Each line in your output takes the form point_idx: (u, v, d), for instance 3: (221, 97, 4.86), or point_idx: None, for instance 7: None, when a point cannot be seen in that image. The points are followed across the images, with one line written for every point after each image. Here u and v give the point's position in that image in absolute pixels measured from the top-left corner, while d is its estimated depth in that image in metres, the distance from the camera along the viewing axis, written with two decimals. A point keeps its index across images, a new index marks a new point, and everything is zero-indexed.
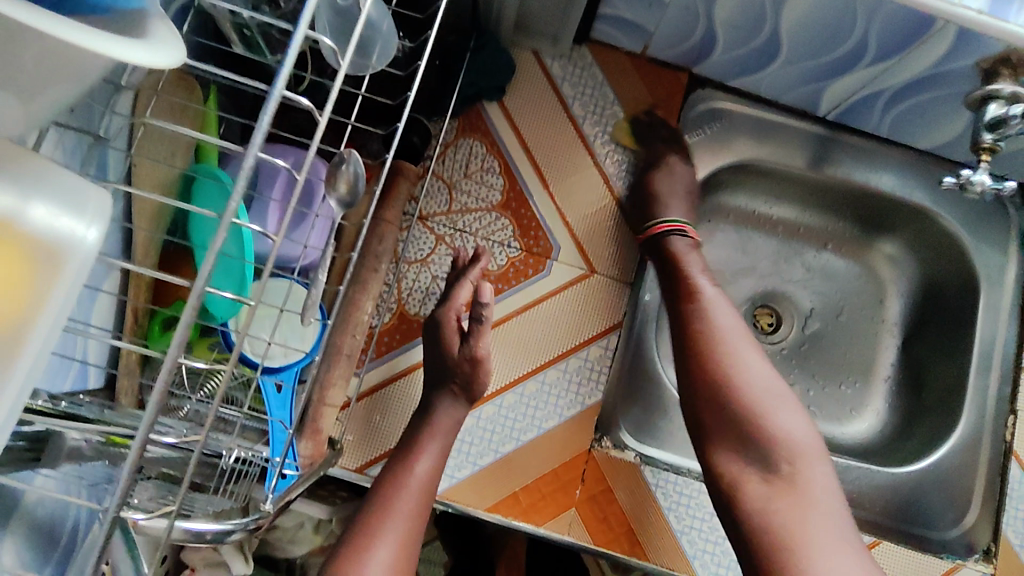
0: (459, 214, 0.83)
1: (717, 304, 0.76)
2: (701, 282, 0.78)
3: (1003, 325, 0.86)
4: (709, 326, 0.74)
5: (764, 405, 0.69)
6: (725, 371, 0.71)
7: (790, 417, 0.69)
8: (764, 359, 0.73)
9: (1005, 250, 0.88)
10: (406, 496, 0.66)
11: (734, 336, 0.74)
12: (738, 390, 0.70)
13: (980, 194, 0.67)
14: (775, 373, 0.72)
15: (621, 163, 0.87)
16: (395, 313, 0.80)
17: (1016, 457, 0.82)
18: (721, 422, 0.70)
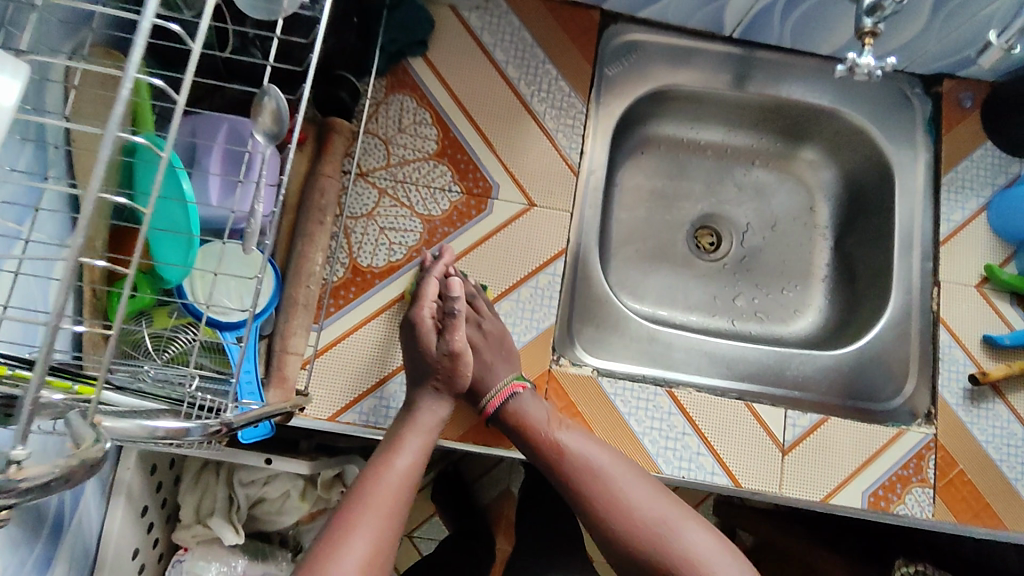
0: (398, 167, 0.86)
1: (585, 458, 0.73)
2: (553, 431, 0.74)
3: (919, 205, 0.92)
4: (574, 473, 0.72)
5: (672, 531, 0.68)
6: (621, 525, 0.70)
7: (637, 492, 0.71)
8: (642, 479, 0.73)
9: (913, 136, 0.94)
10: (386, 486, 0.67)
11: (607, 474, 0.72)
12: (636, 521, 0.69)
13: (869, 74, 0.73)
14: (676, 514, 0.70)
15: (547, 100, 0.91)
16: (348, 268, 0.83)
17: (943, 324, 0.87)
18: (624, 556, 0.70)
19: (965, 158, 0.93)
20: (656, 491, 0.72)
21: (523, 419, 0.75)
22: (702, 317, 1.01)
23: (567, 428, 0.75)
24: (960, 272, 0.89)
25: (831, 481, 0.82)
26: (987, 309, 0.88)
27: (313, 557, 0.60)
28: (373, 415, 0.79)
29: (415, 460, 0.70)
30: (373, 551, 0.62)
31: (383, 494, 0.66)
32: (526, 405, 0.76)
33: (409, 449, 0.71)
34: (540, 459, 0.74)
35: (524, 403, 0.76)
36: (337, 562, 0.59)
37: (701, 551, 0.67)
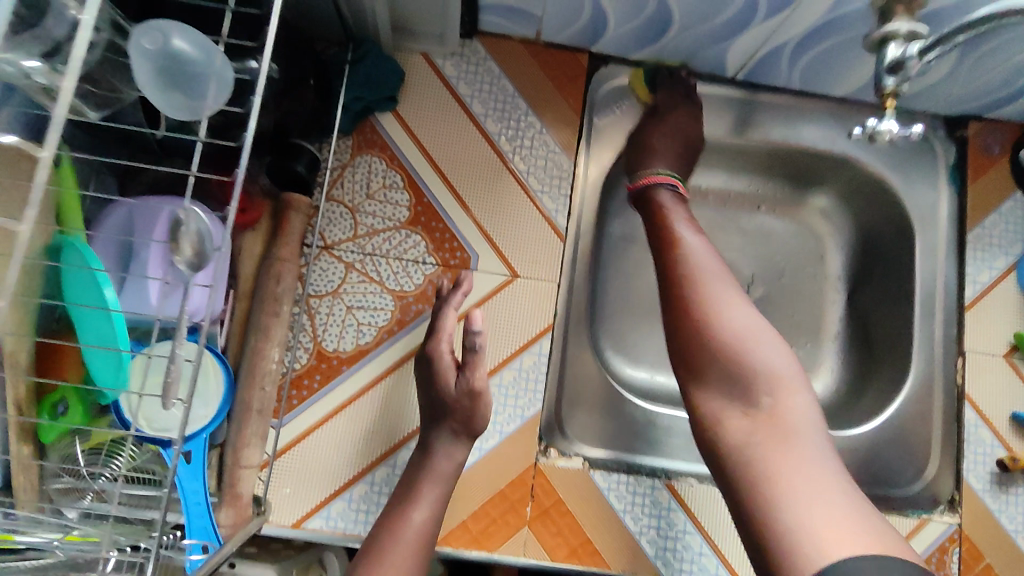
0: (366, 239, 0.78)
1: (699, 257, 0.69)
2: (683, 232, 0.71)
3: (941, 265, 0.84)
4: (688, 255, 0.69)
5: (751, 349, 0.61)
6: (707, 312, 0.64)
7: (733, 304, 0.64)
8: (744, 299, 0.66)
9: (935, 186, 0.85)
10: (402, 543, 0.63)
11: (714, 275, 0.67)
12: (721, 320, 0.63)
13: (891, 141, 0.64)
14: (766, 334, 0.62)
15: (529, 158, 0.81)
16: (312, 353, 0.75)
17: (968, 401, 0.79)
18: (693, 344, 0.63)
19: (993, 211, 0.84)
20: (755, 312, 0.65)
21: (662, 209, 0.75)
22: None
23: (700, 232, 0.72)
24: (987, 340, 0.81)
25: None
26: (1017, 383, 0.80)
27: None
28: (342, 521, 0.72)
29: (431, 513, 0.66)
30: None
31: (394, 554, 0.62)
32: (664, 201, 0.75)
33: (422, 503, 0.67)
34: (658, 244, 0.73)
35: (665, 193, 0.76)
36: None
37: (778, 370, 0.60)
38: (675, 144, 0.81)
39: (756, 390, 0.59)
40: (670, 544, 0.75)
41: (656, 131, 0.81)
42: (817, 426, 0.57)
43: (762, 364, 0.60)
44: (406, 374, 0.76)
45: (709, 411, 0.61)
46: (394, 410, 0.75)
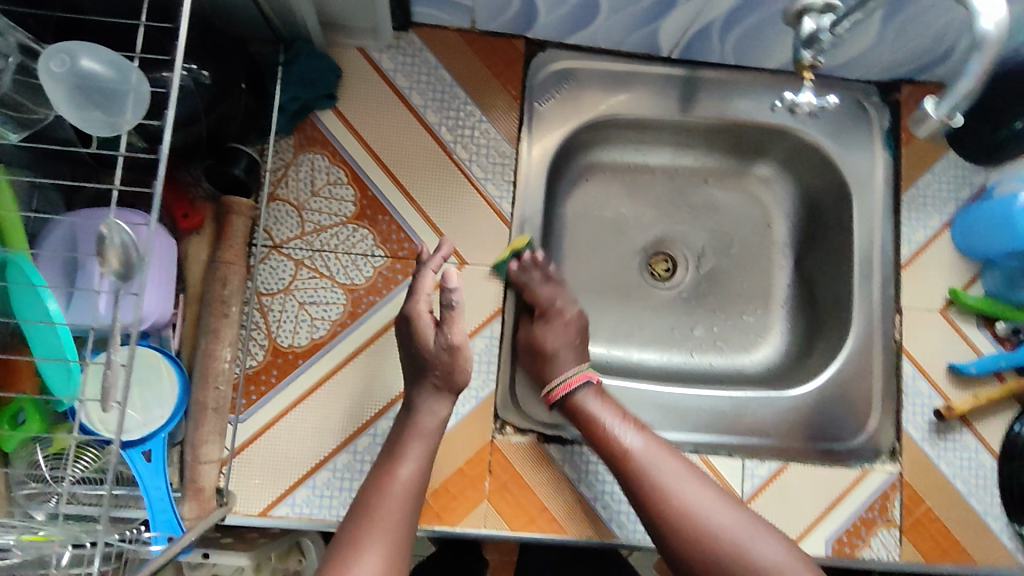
0: (314, 235, 0.80)
1: (657, 461, 0.68)
2: (625, 437, 0.70)
3: (879, 226, 0.86)
4: (647, 470, 0.67)
5: (739, 543, 0.63)
6: (683, 510, 0.65)
7: (710, 502, 0.65)
8: (705, 482, 0.67)
9: (871, 150, 0.87)
10: (390, 497, 0.67)
11: (681, 483, 0.66)
12: (700, 520, 0.64)
13: (810, 113, 0.66)
14: (749, 522, 0.65)
15: (471, 147, 0.83)
16: (268, 350, 0.78)
17: (906, 355, 0.82)
18: (685, 541, 0.64)
19: (927, 171, 0.86)
20: (722, 493, 0.67)
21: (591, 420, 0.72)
22: (660, 354, 0.96)
23: (642, 431, 0.71)
24: (924, 297, 0.84)
25: (793, 530, 0.78)
26: (952, 335, 0.83)
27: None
28: (308, 507, 0.76)
29: (417, 466, 0.70)
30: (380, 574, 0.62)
31: (386, 508, 0.66)
32: (592, 407, 0.72)
33: (408, 457, 0.70)
34: (606, 453, 0.70)
35: (592, 400, 0.73)
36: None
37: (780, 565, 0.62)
38: (571, 338, 0.78)
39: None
40: (624, 507, 0.78)
41: (556, 324, 0.78)
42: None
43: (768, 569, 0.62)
44: (362, 365, 0.79)
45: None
46: (352, 400, 0.78)
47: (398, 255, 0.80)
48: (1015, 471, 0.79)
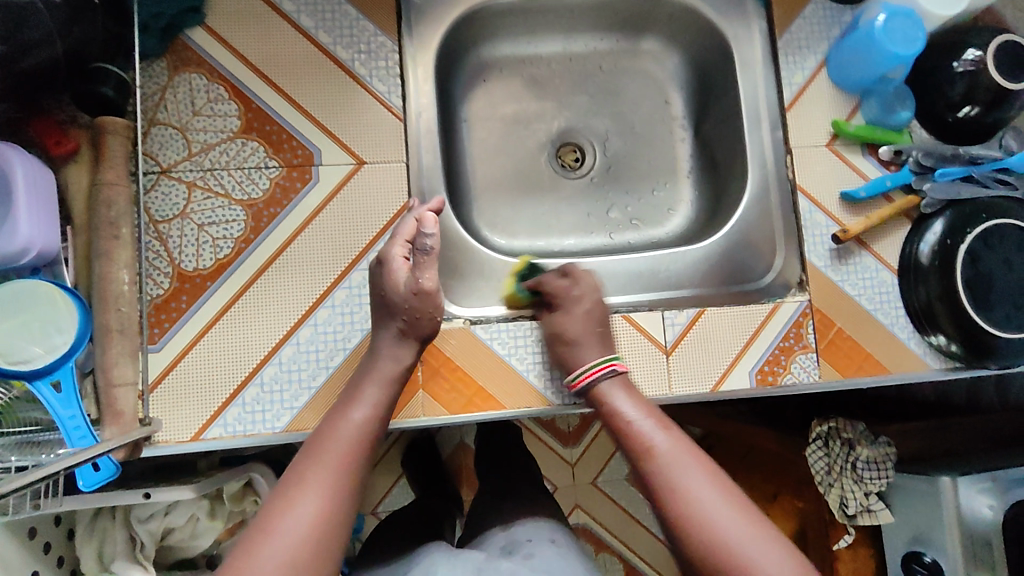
0: (202, 154, 0.78)
1: (676, 465, 0.62)
2: (654, 437, 0.65)
3: (762, 76, 0.89)
4: (664, 467, 0.62)
5: (734, 542, 0.57)
6: (695, 512, 0.58)
7: (721, 510, 0.58)
8: (731, 495, 0.60)
9: (745, 3, 0.90)
10: (340, 440, 0.64)
11: (677, 466, 0.62)
12: (713, 528, 0.57)
13: None
14: (760, 540, 0.57)
15: (351, 46, 0.82)
16: (173, 277, 0.76)
17: (801, 191, 0.86)
18: (682, 538, 0.59)
19: (798, 16, 0.88)
20: (742, 505, 0.59)
21: (620, 424, 0.68)
22: (580, 239, 0.98)
23: (677, 432, 0.65)
24: (812, 136, 0.87)
25: (716, 371, 0.82)
26: (842, 166, 0.86)
27: (260, 522, 0.57)
28: (241, 424, 0.75)
29: (372, 411, 0.67)
30: (323, 513, 0.58)
31: (336, 447, 0.63)
32: (625, 410, 0.69)
33: (364, 402, 0.68)
34: (631, 454, 0.66)
35: (623, 400, 0.70)
36: (284, 525, 0.56)
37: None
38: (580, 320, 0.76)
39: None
40: (557, 374, 0.80)
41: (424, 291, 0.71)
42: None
43: None
44: (273, 278, 0.77)
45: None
46: (268, 315, 0.77)
47: (294, 165, 0.79)
48: (912, 284, 0.85)
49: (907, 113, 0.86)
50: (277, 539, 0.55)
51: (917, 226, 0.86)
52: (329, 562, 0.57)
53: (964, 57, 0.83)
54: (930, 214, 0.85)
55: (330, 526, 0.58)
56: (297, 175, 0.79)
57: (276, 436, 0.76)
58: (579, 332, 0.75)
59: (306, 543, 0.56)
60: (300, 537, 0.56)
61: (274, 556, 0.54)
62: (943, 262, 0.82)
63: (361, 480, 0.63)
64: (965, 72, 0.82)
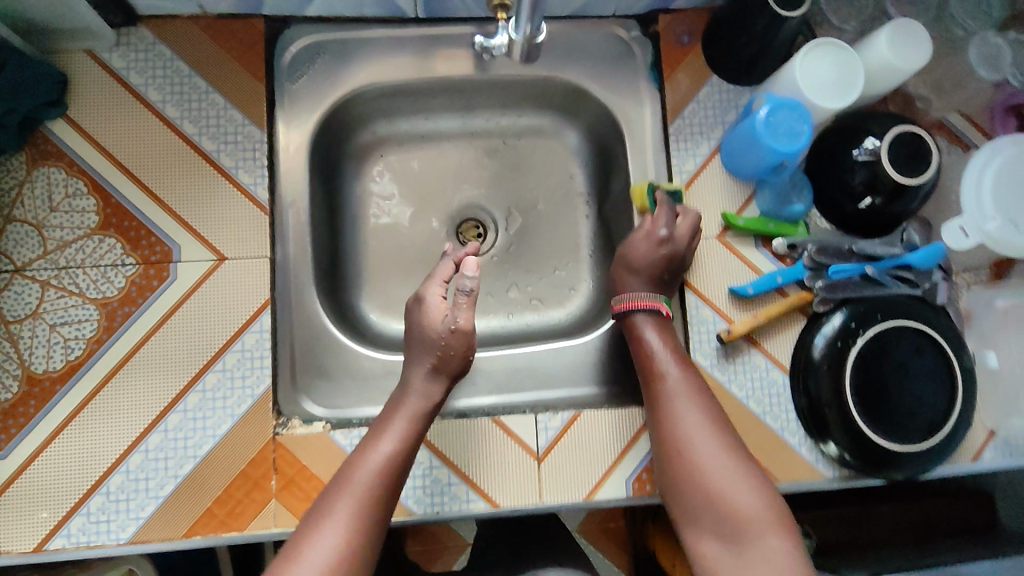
0: (58, 253, 0.76)
1: (682, 394, 0.72)
2: (666, 364, 0.74)
3: (652, 162, 0.85)
4: (669, 400, 0.72)
5: (721, 488, 0.67)
6: (687, 461, 0.69)
7: (715, 450, 0.69)
8: (723, 433, 0.70)
9: (638, 84, 0.86)
10: (364, 472, 0.67)
11: (681, 397, 0.72)
12: (703, 470, 0.68)
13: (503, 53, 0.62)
14: (744, 473, 0.67)
15: (218, 136, 0.79)
16: (23, 379, 0.75)
17: (688, 286, 0.82)
18: (684, 476, 0.69)
19: (690, 100, 0.85)
20: (736, 451, 0.69)
21: (650, 356, 0.75)
22: (477, 321, 0.93)
23: (686, 370, 0.73)
24: (701, 227, 0.83)
25: (589, 479, 0.78)
26: (732, 259, 0.82)
27: (282, 564, 0.62)
28: (85, 534, 0.73)
29: (398, 446, 0.69)
30: (343, 541, 0.62)
31: (361, 481, 0.66)
32: (641, 324, 0.77)
33: (388, 437, 0.70)
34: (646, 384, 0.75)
35: (647, 328, 0.77)
36: (307, 560, 0.61)
37: (751, 511, 0.65)
38: (655, 257, 0.77)
39: (740, 532, 0.64)
40: (419, 482, 0.77)
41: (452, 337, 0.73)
42: (789, 557, 0.62)
43: (738, 517, 0.65)
44: (125, 380, 0.75)
45: (702, 551, 0.67)
46: (118, 420, 0.75)
47: (152, 262, 0.77)
48: (802, 386, 0.80)
49: (803, 206, 0.81)
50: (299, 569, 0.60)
51: (811, 324, 0.81)
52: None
53: (863, 145, 0.77)
54: (824, 312, 0.80)
55: (356, 545, 0.63)
56: (154, 273, 0.76)
57: (122, 547, 0.73)
58: (645, 263, 0.78)
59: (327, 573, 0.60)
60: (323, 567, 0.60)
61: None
62: (831, 365, 0.77)
63: (386, 508, 0.67)
64: (863, 162, 0.76)
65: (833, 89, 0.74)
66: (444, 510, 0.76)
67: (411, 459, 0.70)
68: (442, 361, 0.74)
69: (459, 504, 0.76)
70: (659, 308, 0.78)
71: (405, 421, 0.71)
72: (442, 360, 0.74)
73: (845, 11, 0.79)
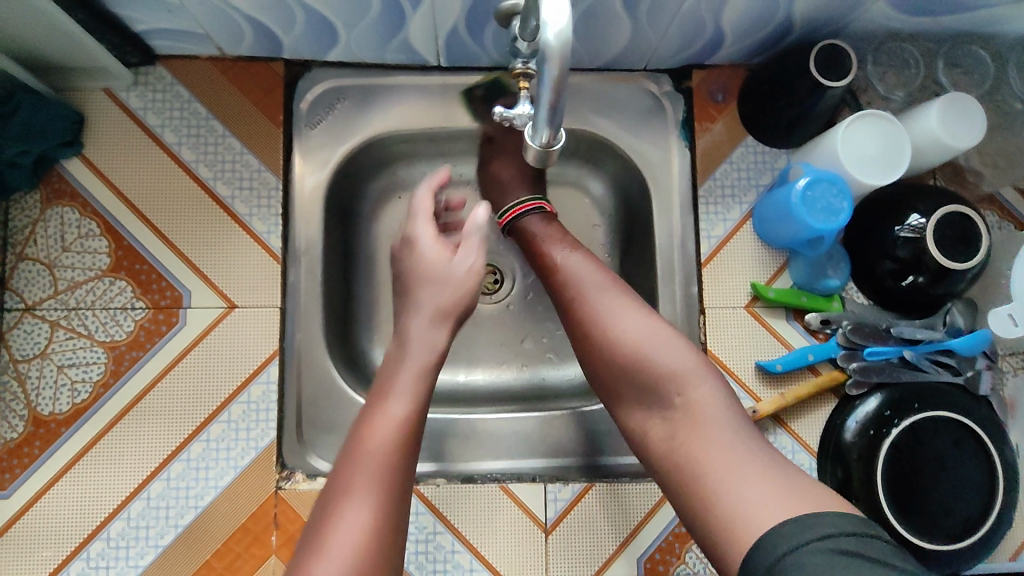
0: (68, 293, 0.75)
1: (585, 275, 0.68)
2: (563, 251, 0.71)
3: (679, 224, 0.81)
4: (570, 280, 0.69)
5: (637, 348, 0.63)
6: (619, 344, 0.64)
7: (620, 310, 0.65)
8: (630, 297, 0.67)
9: (667, 141, 0.82)
10: (377, 436, 0.59)
11: (593, 285, 0.67)
12: (612, 335, 0.64)
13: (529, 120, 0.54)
14: (660, 336, 0.63)
15: (233, 181, 0.78)
16: (28, 420, 0.74)
17: (712, 358, 0.78)
18: (613, 372, 0.64)
19: (723, 160, 0.81)
20: (642, 306, 0.66)
21: (552, 259, 0.71)
22: (490, 373, 0.91)
23: (576, 249, 0.71)
24: (727, 295, 0.79)
25: (599, 555, 0.75)
26: (760, 331, 0.78)
27: (311, 543, 0.54)
28: None
29: (410, 408, 0.61)
30: (379, 512, 0.55)
31: (376, 447, 0.58)
32: (534, 224, 0.76)
33: (403, 378, 0.63)
34: (550, 284, 0.71)
35: (535, 222, 0.76)
36: (339, 534, 0.54)
37: (678, 370, 0.61)
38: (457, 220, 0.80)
39: (674, 392, 0.61)
40: (422, 547, 0.74)
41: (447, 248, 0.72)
42: (725, 401, 0.60)
43: (669, 373, 0.61)
44: (128, 427, 0.74)
45: (651, 431, 0.62)
46: (120, 467, 0.74)
47: (161, 307, 0.76)
48: (830, 473, 0.75)
49: (839, 280, 0.78)
50: (325, 561, 0.52)
51: (842, 406, 0.76)
52: (390, 561, 0.55)
53: (907, 221, 0.72)
54: (857, 395, 0.75)
55: (383, 525, 0.55)
56: (163, 317, 0.75)
57: None
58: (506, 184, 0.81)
59: (363, 552, 0.53)
60: (359, 539, 0.54)
61: (332, 561, 0.52)
62: (863, 453, 0.72)
63: (411, 464, 0.60)
64: (904, 240, 0.71)
65: (874, 163, 0.71)
66: None
67: (423, 422, 0.63)
68: (454, 326, 0.69)
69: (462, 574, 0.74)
70: (543, 207, 0.78)
71: (423, 347, 0.66)
72: (446, 304, 0.69)
73: (893, 78, 0.75)
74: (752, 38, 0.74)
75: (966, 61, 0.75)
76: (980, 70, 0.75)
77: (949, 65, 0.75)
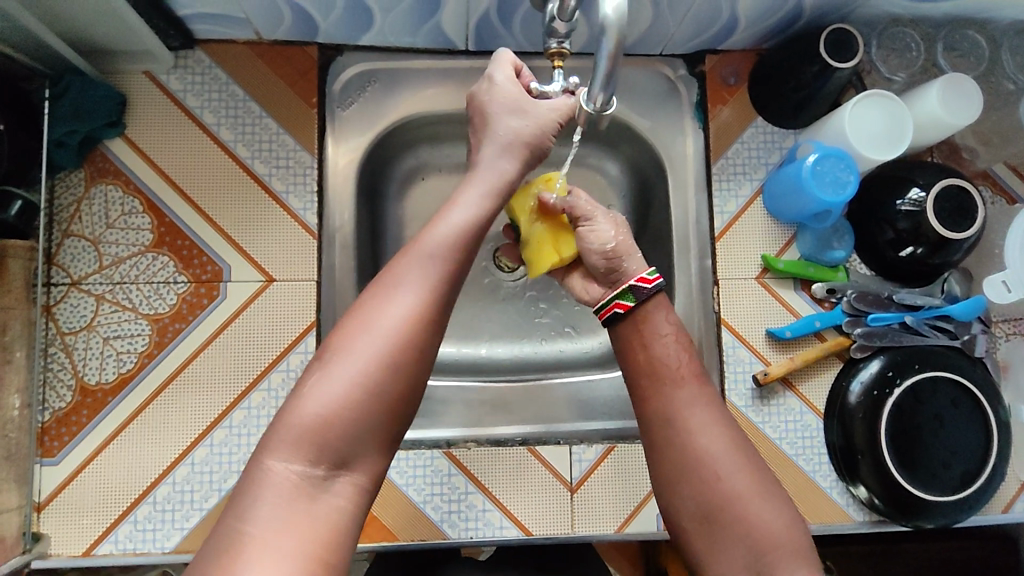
0: (113, 268, 0.78)
1: (695, 403, 0.62)
2: (682, 367, 0.64)
3: (693, 201, 0.86)
4: (675, 410, 0.62)
5: (744, 499, 0.57)
6: (716, 489, 0.58)
7: (721, 447, 0.59)
8: (735, 440, 0.60)
9: (680, 123, 0.87)
10: (434, 238, 0.57)
11: (704, 422, 0.61)
12: (716, 478, 0.58)
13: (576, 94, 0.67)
14: (761, 490, 0.58)
15: (270, 161, 0.81)
16: (76, 390, 0.77)
17: (725, 325, 0.83)
18: (698, 522, 0.58)
19: (735, 140, 0.85)
20: (752, 458, 0.60)
21: (650, 361, 0.64)
22: (510, 345, 0.93)
23: (694, 367, 0.64)
24: (739, 266, 0.84)
25: (620, 512, 0.79)
26: (770, 301, 0.83)
27: (352, 317, 0.53)
28: (131, 541, 0.75)
29: (471, 217, 0.60)
30: (418, 310, 0.53)
31: (428, 243, 0.56)
32: (660, 326, 0.66)
33: (465, 206, 0.61)
34: (648, 396, 0.64)
35: (660, 326, 0.66)
36: (383, 316, 0.52)
37: (774, 532, 0.55)
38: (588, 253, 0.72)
39: (766, 562, 0.54)
40: (455, 507, 0.78)
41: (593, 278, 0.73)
42: None
43: (774, 548, 0.55)
44: (172, 394, 0.78)
45: None
46: (166, 433, 0.77)
47: (203, 280, 0.79)
48: (838, 431, 0.80)
49: (844, 252, 0.83)
50: (341, 360, 0.50)
51: (848, 370, 0.82)
52: (418, 365, 0.52)
53: (907, 194, 0.77)
54: (861, 358, 0.81)
55: (424, 328, 0.53)
56: (205, 290, 0.79)
57: (166, 555, 0.76)
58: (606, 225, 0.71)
59: (403, 338, 0.52)
60: (395, 330, 0.52)
61: (366, 353, 0.51)
62: (867, 412, 0.77)
63: (458, 277, 0.57)
64: (905, 212, 0.77)
65: (879, 141, 0.76)
66: (477, 536, 0.78)
67: (484, 231, 0.61)
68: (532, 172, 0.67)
69: (493, 531, 0.78)
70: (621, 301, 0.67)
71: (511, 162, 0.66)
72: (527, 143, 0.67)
73: (894, 61, 0.80)
74: (763, 24, 0.79)
75: (962, 45, 0.80)
76: (975, 53, 0.80)
77: (946, 49, 0.80)
